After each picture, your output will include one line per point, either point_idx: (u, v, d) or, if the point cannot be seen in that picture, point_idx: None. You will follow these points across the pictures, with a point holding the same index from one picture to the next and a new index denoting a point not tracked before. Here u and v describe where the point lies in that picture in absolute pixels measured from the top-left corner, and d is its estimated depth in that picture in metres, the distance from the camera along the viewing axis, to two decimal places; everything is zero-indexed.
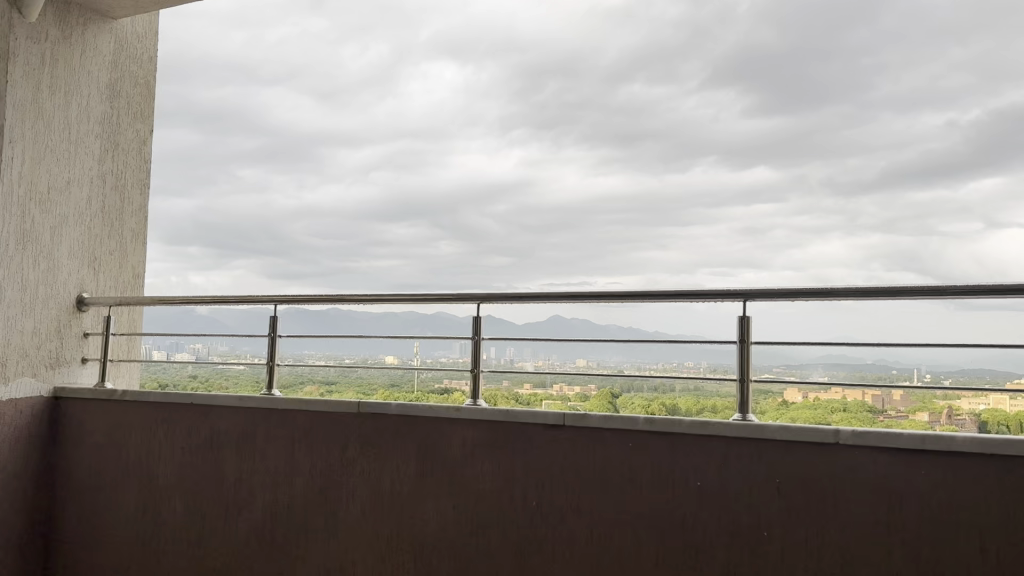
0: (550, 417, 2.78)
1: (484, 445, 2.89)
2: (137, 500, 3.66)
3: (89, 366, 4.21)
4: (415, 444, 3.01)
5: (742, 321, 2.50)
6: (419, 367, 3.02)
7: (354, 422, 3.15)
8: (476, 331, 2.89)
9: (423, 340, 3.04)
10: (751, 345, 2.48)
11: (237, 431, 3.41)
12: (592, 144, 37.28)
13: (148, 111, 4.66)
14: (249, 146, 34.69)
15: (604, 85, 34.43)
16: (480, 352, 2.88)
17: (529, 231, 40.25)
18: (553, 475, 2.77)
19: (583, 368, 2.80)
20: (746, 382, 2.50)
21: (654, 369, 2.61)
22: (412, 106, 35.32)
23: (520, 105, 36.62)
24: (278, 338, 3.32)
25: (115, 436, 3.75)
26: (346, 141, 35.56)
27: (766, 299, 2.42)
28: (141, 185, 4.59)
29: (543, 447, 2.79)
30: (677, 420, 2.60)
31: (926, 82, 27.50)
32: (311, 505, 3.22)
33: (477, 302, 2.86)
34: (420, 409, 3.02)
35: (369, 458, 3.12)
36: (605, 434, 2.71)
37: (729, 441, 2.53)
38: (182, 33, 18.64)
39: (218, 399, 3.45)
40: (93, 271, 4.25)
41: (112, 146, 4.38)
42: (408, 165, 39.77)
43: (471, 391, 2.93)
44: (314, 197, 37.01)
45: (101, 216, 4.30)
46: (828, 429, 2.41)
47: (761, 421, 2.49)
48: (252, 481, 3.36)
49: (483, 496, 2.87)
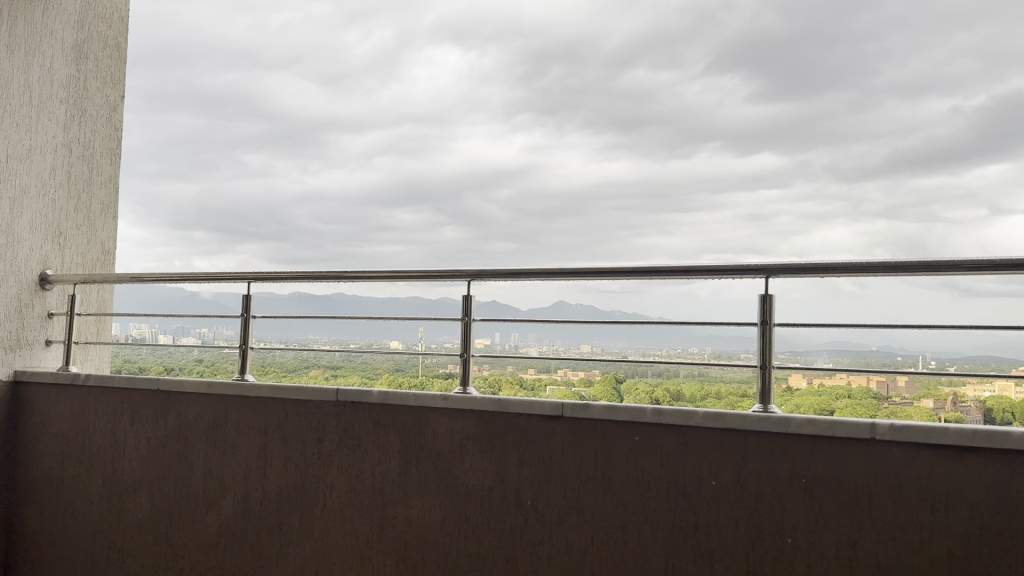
0: (547, 407, 2.37)
1: (473, 439, 2.49)
2: (102, 493, 3.28)
3: (55, 349, 3.82)
4: (396, 436, 2.62)
5: (763, 301, 2.24)
6: (421, 353, 2.75)
7: (328, 413, 2.75)
8: (466, 312, 2.63)
9: (425, 323, 2.78)
10: (773, 328, 2.22)
11: (204, 421, 3.02)
12: (596, 133, 38.34)
13: (118, 76, 4.36)
14: (252, 131, 34.65)
15: (609, 69, 35.33)
16: (472, 336, 2.61)
17: (534, 217, 39.26)
18: (548, 472, 2.37)
19: (585, 353, 2.48)
20: (767, 371, 2.21)
21: (658, 357, 2.39)
22: (416, 92, 36.07)
23: (522, 92, 37.96)
24: (252, 319, 3.00)
25: (78, 423, 3.35)
26: (351, 126, 36.37)
27: (788, 275, 2.16)
28: (111, 155, 4.30)
29: (542, 440, 2.38)
30: (690, 412, 2.19)
31: (931, 68, 27.39)
32: (283, 505, 2.82)
33: (468, 280, 2.62)
34: (403, 398, 2.62)
35: (347, 451, 2.72)
36: (609, 427, 2.30)
37: (748, 436, 2.12)
38: (187, 17, 18.59)
39: (185, 384, 3.06)
40: (59, 247, 3.92)
41: (79, 112, 4.06)
42: (412, 150, 39.78)
43: (460, 376, 2.63)
44: (318, 182, 37.64)
45: (68, 188, 3.98)
46: (864, 423, 1.99)
47: (784, 413, 2.09)
48: (221, 477, 2.97)
49: (474, 495, 2.46)
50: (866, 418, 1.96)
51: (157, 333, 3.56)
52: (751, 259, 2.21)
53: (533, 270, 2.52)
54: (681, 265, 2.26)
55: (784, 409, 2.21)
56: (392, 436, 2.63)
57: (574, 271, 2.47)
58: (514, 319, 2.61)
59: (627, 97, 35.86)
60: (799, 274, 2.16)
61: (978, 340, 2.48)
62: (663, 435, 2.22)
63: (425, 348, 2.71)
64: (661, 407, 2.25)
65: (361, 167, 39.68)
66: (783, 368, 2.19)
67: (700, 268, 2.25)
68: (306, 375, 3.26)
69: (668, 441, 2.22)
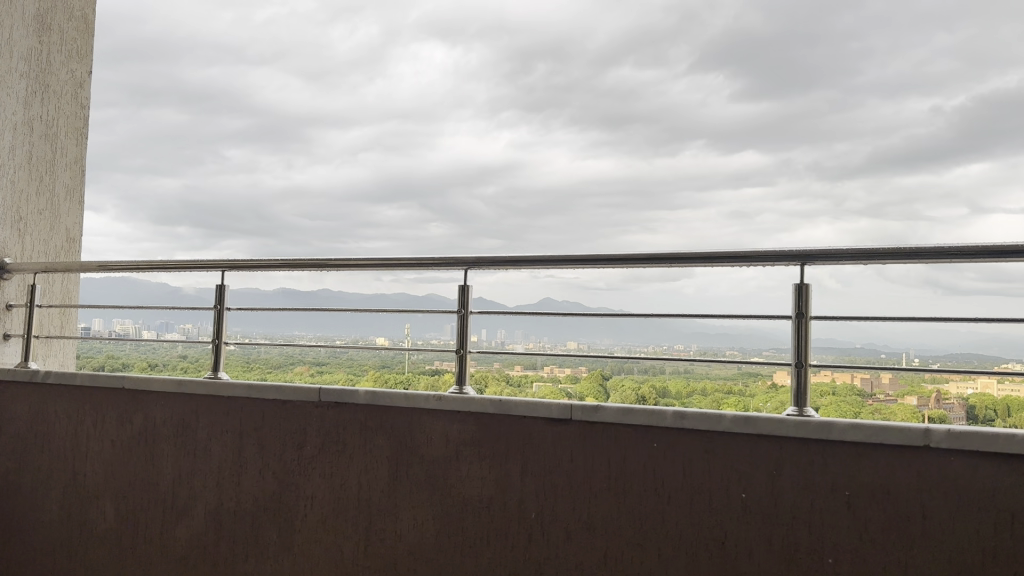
0: (552, 408, 1.87)
1: (471, 444, 1.97)
2: (62, 498, 2.63)
3: (13, 344, 3.34)
4: (383, 440, 2.09)
5: (797, 291, 1.84)
6: (408, 350, 2.39)
7: (305, 414, 2.21)
8: (461, 303, 2.23)
9: (407, 316, 2.41)
10: (809, 321, 1.81)
11: (173, 423, 2.44)
12: (581, 130, 38.39)
13: (85, 51, 3.87)
14: (237, 126, 34.62)
15: (592, 68, 35.90)
16: (467, 330, 2.21)
17: (518, 214, 39.00)
18: (555, 480, 1.86)
19: (575, 351, 2.16)
20: (803, 371, 1.80)
21: (645, 356, 2.01)
22: (401, 88, 35.60)
23: (507, 88, 37.57)
24: (226, 311, 2.58)
25: (42, 425, 2.68)
26: (336, 121, 36.44)
27: (832, 260, 1.77)
28: (77, 135, 3.82)
29: (550, 445, 1.87)
30: (716, 414, 1.72)
31: (912, 67, 28.28)
32: (260, 514, 2.26)
33: (465, 268, 2.23)
34: (392, 397, 2.08)
35: (327, 457, 2.17)
36: (623, 432, 1.80)
37: (783, 441, 1.65)
38: (169, 11, 18.58)
39: (152, 381, 2.49)
40: (20, 234, 3.42)
41: (42, 88, 3.57)
42: (396, 146, 39.34)
43: (456, 375, 2.19)
44: (304, 177, 36.23)
45: (30, 169, 3.50)
46: (915, 428, 1.54)
47: (825, 416, 1.62)
48: (193, 481, 2.39)
49: (469, 510, 1.94)
50: (918, 422, 1.51)
51: (144, 330, 3.19)
52: (764, 247, 1.83)
53: (529, 259, 2.15)
54: (700, 251, 1.89)
55: (822, 414, 1.80)
56: (379, 441, 2.10)
57: (563, 258, 2.06)
58: (508, 311, 2.18)
59: (613, 94, 36.25)
60: (844, 260, 1.77)
61: (957, 338, 2.46)
62: (686, 442, 1.74)
63: (409, 344, 2.33)
64: (684, 408, 1.76)
65: (346, 162, 39.45)
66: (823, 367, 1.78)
67: (698, 255, 1.89)
68: (289, 373, 3.09)
69: (691, 446, 1.74)
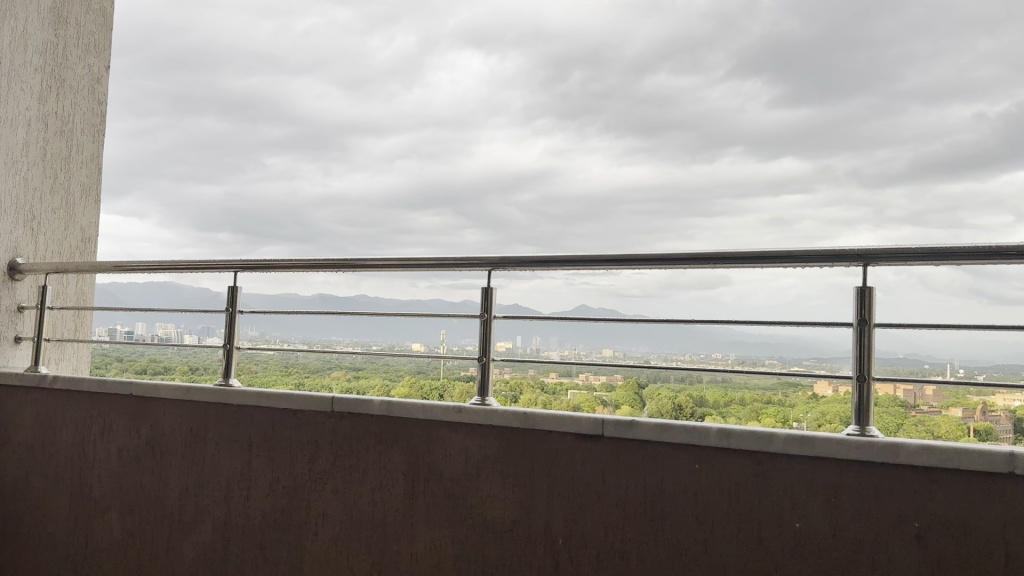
0: (583, 424, 1.72)
1: (493, 460, 1.83)
2: (69, 514, 2.52)
3: (24, 347, 3.11)
4: (401, 454, 1.94)
5: (860, 293, 1.66)
6: (443, 358, 2.26)
7: (318, 427, 2.07)
8: (484, 307, 2.09)
9: (445, 320, 2.28)
10: (873, 328, 1.64)
11: (181, 434, 2.31)
12: (616, 137, 38.25)
13: (103, 45, 3.65)
14: (278, 135, 35.08)
15: (629, 74, 35.55)
16: (492, 336, 2.06)
17: (554, 220, 38.73)
18: (582, 503, 1.73)
19: (606, 360, 2.05)
20: (866, 384, 1.63)
21: (680, 367, 1.91)
22: (439, 96, 36.30)
23: (543, 96, 37.54)
24: (237, 315, 2.38)
25: (54, 432, 2.56)
26: (374, 130, 37.17)
27: (893, 261, 1.60)
28: (94, 131, 3.60)
29: (574, 465, 1.74)
30: (769, 433, 1.56)
31: (954, 73, 27.78)
32: (272, 530, 2.12)
33: (488, 269, 2.09)
34: (410, 408, 1.95)
35: (343, 472, 2.03)
36: (658, 450, 1.66)
37: (841, 465, 1.49)
38: (211, 20, 19.10)
39: (163, 389, 2.34)
40: (32, 233, 3.21)
41: (57, 83, 3.35)
42: (433, 154, 39.49)
43: (479, 386, 2.05)
44: (342, 185, 37.15)
45: (45, 166, 3.29)
46: (999, 452, 1.37)
47: (893, 438, 1.46)
48: (202, 495, 2.26)
49: (493, 533, 1.81)
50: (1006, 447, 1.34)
51: (182, 334, 3.11)
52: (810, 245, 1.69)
53: (559, 260, 2.01)
54: (754, 252, 1.72)
55: (884, 431, 1.65)
56: (396, 455, 1.96)
57: (593, 259, 1.93)
58: (542, 318, 2.03)
59: (649, 101, 36.17)
60: (910, 259, 1.60)
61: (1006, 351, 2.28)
62: (730, 462, 1.59)
63: (444, 351, 2.19)
64: (729, 426, 1.61)
65: (381, 170, 39.78)
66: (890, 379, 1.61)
67: (742, 256, 1.72)
68: (328, 378, 3.04)
69: (735, 469, 1.59)
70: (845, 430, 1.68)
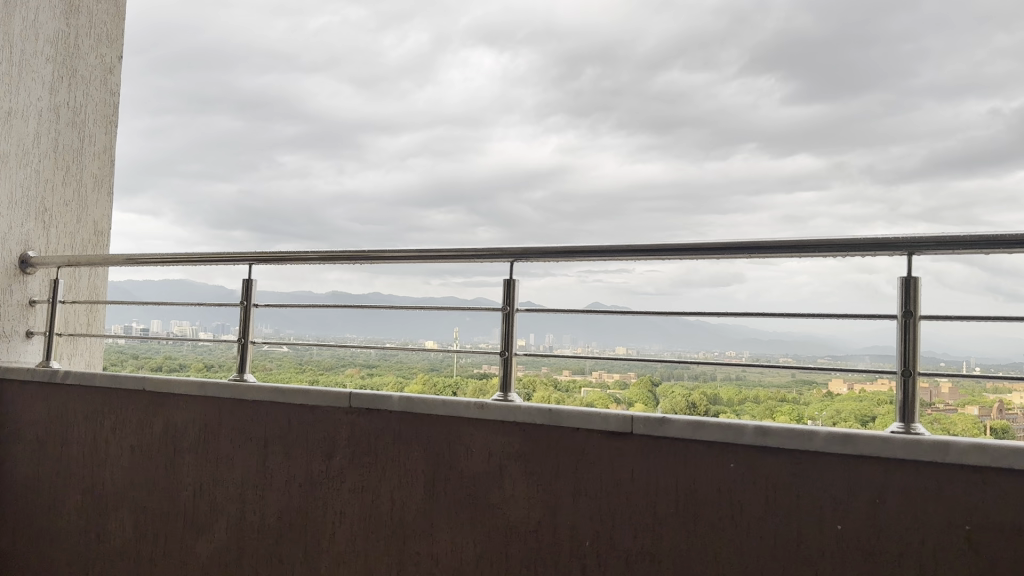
0: (611, 422, 1.71)
1: (519, 459, 1.82)
2: (81, 513, 2.55)
3: (36, 342, 3.16)
4: (422, 450, 1.95)
5: (905, 284, 1.54)
6: (457, 352, 2.15)
7: (339, 422, 2.08)
8: (506, 300, 2.00)
9: (462, 313, 2.18)
10: (917, 319, 1.51)
11: (196, 430, 2.33)
12: (628, 134, 38.17)
13: (117, 35, 3.67)
14: (291, 134, 35.25)
15: (641, 72, 35.35)
16: (514, 327, 1.99)
17: (566, 218, 38.88)
18: (612, 504, 1.71)
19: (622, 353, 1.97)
20: (911, 380, 1.51)
21: (701, 362, 1.82)
22: (451, 94, 36.36)
23: (555, 94, 37.60)
24: (254, 308, 2.39)
25: (63, 427, 2.59)
26: (386, 127, 37.35)
27: (940, 250, 1.46)
28: (107, 122, 3.62)
29: (600, 463, 1.72)
30: (808, 431, 1.52)
31: (968, 68, 27.49)
32: (289, 528, 2.13)
33: (510, 261, 1.98)
34: (432, 404, 1.95)
35: (361, 470, 2.04)
36: (694, 449, 1.63)
37: (886, 465, 1.46)
38: (225, 20, 19.22)
39: (176, 385, 2.37)
40: (44, 227, 3.24)
41: (70, 73, 3.38)
42: (445, 151, 39.50)
43: (501, 380, 1.97)
44: (353, 182, 37.93)
45: (56, 158, 3.31)
46: None
47: (939, 437, 1.41)
48: (217, 492, 2.27)
49: (518, 532, 1.80)
50: None
51: (197, 329, 3.07)
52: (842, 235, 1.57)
53: (585, 251, 1.86)
54: (794, 240, 1.57)
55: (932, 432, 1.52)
56: (416, 452, 1.96)
57: (609, 250, 1.79)
58: (560, 312, 1.96)
59: (661, 98, 36.06)
60: (957, 249, 1.45)
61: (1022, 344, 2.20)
62: (770, 463, 1.56)
63: (457, 346, 2.10)
64: (762, 423, 1.58)
65: (394, 168, 39.79)
66: (940, 378, 1.48)
67: (779, 245, 1.58)
68: (342, 374, 3.04)
69: (775, 470, 1.55)
70: (887, 428, 1.55)
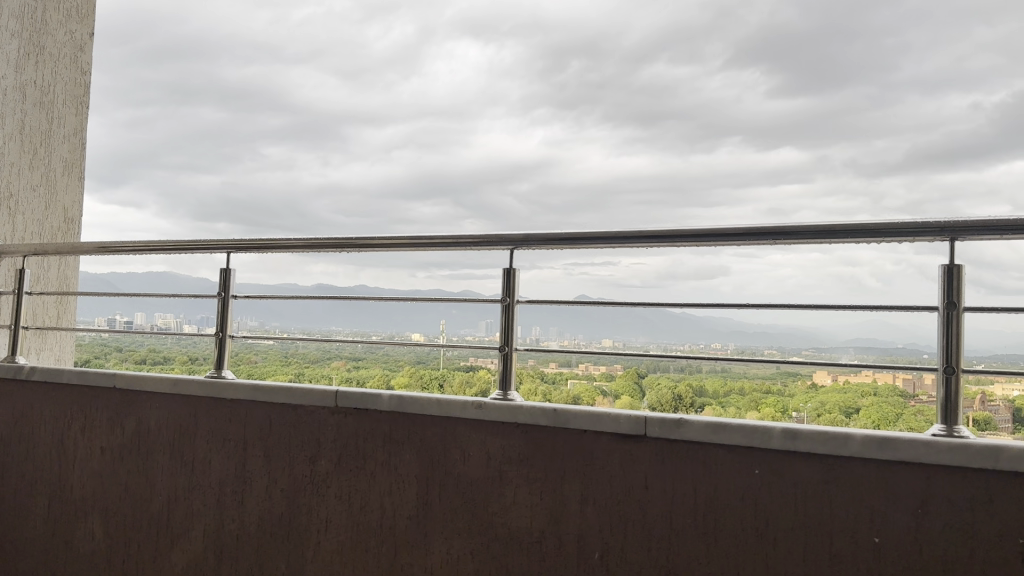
0: (623, 424, 1.51)
1: (520, 464, 1.63)
2: (48, 517, 2.41)
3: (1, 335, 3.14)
4: (414, 454, 1.77)
5: (949, 272, 1.39)
6: (442, 344, 2.06)
7: (322, 422, 1.92)
8: (507, 291, 1.92)
9: (447, 305, 2.07)
10: (963, 310, 1.36)
11: (170, 430, 2.19)
12: (614, 127, 37.91)
13: (86, 10, 3.62)
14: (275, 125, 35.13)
15: (627, 64, 35.43)
16: (513, 320, 1.90)
17: (553, 211, 38.23)
18: (623, 511, 1.51)
19: (614, 348, 1.87)
20: (955, 376, 1.36)
21: (703, 356, 1.73)
22: (436, 87, 36.63)
23: (540, 86, 37.51)
24: (230, 300, 2.32)
25: (28, 422, 2.47)
26: (370, 119, 37.41)
27: (990, 233, 1.32)
28: (77, 103, 3.60)
29: (604, 465, 1.54)
30: (844, 434, 1.33)
31: (951, 63, 27.88)
32: (270, 538, 1.97)
33: (511, 247, 1.88)
34: (423, 403, 1.77)
35: (347, 473, 1.87)
36: (713, 456, 1.45)
37: (939, 472, 1.26)
38: (210, 9, 19.12)
39: (149, 382, 2.24)
40: (9, 214, 3.19)
41: (37, 50, 3.33)
42: (431, 144, 38.87)
43: (499, 376, 1.89)
44: (338, 175, 37.70)
45: (22, 141, 3.27)
46: None
47: (998, 440, 1.22)
48: (193, 498, 2.13)
49: (517, 541, 1.61)
50: None
51: (181, 323, 2.97)
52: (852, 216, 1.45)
53: (591, 236, 1.73)
54: (821, 223, 1.41)
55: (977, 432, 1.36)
56: (407, 456, 1.79)
57: (608, 236, 1.68)
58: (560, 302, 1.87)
59: (646, 91, 36.08)
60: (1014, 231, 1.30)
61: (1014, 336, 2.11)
62: (798, 467, 1.36)
63: (443, 340, 1.99)
64: (794, 425, 1.38)
65: (379, 161, 39.83)
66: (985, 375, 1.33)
67: (806, 229, 1.43)
68: (326, 365, 2.98)
69: (807, 479, 1.36)
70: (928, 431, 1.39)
